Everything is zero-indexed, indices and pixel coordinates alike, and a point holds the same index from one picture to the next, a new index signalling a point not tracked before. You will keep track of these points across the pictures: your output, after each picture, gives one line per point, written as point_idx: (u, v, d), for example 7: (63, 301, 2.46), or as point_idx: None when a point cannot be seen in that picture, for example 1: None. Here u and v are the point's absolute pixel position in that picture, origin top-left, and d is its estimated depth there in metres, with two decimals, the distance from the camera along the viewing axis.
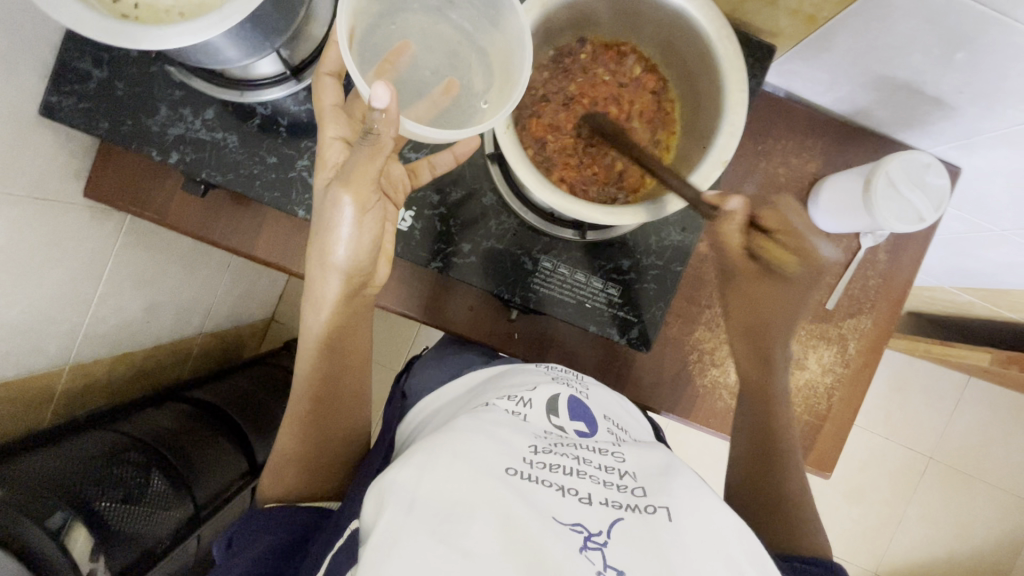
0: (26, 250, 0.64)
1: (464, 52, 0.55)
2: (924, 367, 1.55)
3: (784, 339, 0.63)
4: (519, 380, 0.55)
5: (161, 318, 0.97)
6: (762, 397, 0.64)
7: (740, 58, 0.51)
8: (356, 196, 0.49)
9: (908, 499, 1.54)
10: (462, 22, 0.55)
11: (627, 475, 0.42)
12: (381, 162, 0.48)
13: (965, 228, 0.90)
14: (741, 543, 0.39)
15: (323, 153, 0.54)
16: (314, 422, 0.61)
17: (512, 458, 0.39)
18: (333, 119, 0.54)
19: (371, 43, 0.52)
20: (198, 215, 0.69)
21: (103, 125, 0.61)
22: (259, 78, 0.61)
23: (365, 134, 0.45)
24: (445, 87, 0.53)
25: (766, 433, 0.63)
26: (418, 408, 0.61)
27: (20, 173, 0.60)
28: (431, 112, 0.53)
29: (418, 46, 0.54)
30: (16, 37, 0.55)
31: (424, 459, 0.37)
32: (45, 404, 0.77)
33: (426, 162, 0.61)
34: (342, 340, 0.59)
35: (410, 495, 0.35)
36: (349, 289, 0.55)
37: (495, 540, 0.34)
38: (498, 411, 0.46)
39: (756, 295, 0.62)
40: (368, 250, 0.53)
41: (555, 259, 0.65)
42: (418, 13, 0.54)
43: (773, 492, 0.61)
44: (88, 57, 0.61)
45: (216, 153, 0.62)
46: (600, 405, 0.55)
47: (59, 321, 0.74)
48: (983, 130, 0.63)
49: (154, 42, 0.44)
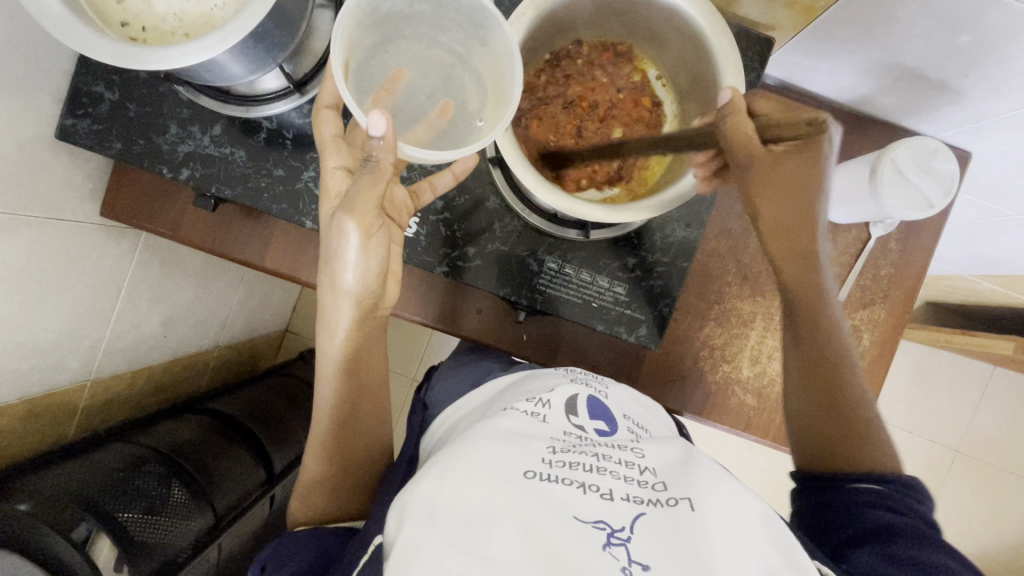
0: (48, 268, 0.66)
1: (457, 72, 0.56)
2: (947, 357, 1.52)
3: (804, 237, 0.53)
4: (537, 383, 0.55)
5: (178, 331, 0.99)
6: (807, 330, 0.56)
7: (737, 50, 0.50)
8: (359, 221, 0.51)
9: (936, 494, 1.51)
10: (454, 44, 0.55)
11: (648, 471, 0.42)
12: (382, 187, 0.50)
13: (980, 213, 0.88)
14: (768, 530, 0.38)
15: (325, 182, 0.55)
16: (340, 437, 0.61)
17: (530, 460, 0.40)
18: (334, 148, 0.55)
19: (365, 74, 0.53)
20: (210, 229, 0.71)
21: (116, 146, 0.63)
22: (265, 93, 0.62)
23: (366, 161, 0.48)
24: (440, 109, 0.54)
25: (818, 363, 0.56)
26: (444, 417, 0.60)
27: (39, 195, 0.62)
28: (429, 134, 0.54)
29: (412, 72, 0.55)
30: (32, 64, 0.57)
31: (444, 467, 0.38)
32: (69, 419, 0.80)
33: (428, 182, 0.60)
34: (361, 359, 0.59)
35: (430, 505, 0.36)
36: (360, 311, 0.56)
37: (517, 542, 0.34)
38: (517, 415, 0.47)
39: (780, 175, 0.50)
40: (375, 273, 0.54)
41: (560, 259, 0.65)
42: (410, 41, 0.55)
43: (829, 437, 0.55)
44: (100, 80, 0.63)
45: (224, 168, 0.64)
46: (619, 405, 0.55)
47: (80, 337, 0.76)
48: (992, 113, 0.62)
49: (162, 62, 0.46)
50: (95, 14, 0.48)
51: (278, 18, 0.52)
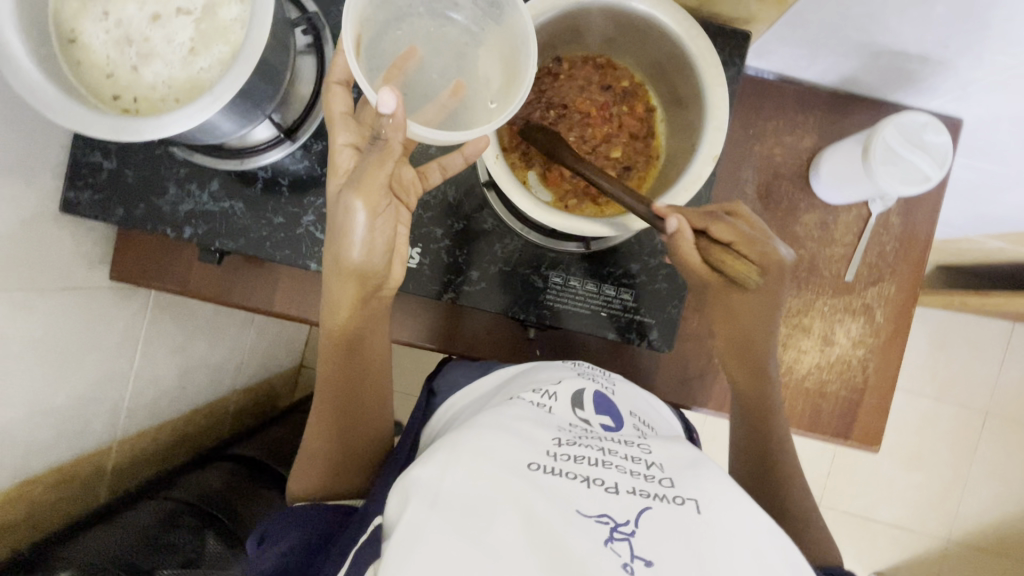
0: (65, 338, 0.68)
1: (470, 52, 0.55)
2: (966, 319, 1.49)
3: (761, 352, 0.64)
4: (546, 374, 0.55)
5: (196, 380, 0.99)
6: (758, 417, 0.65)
7: (714, 53, 0.50)
8: (366, 200, 0.51)
9: (970, 458, 1.50)
10: (468, 23, 0.54)
11: (655, 466, 0.41)
12: (390, 167, 0.51)
13: (979, 175, 0.88)
14: (773, 538, 0.38)
15: (335, 159, 0.55)
16: (340, 413, 0.60)
17: (535, 452, 0.40)
18: (343, 126, 0.56)
19: (378, 50, 0.53)
20: (216, 281, 0.73)
21: (118, 213, 0.65)
22: (257, 144, 0.63)
23: (375, 139, 0.49)
24: (453, 90, 0.54)
25: (758, 453, 0.64)
26: (447, 403, 0.58)
27: (50, 269, 0.64)
28: (440, 114, 0.54)
29: (425, 49, 0.54)
30: (30, 144, 0.59)
31: (447, 455, 0.38)
32: (99, 481, 0.81)
33: (438, 165, 0.60)
34: (361, 339, 0.60)
35: (432, 491, 0.36)
36: (362, 290, 0.56)
37: (518, 535, 0.35)
38: (523, 403, 0.46)
39: (736, 308, 0.62)
40: (382, 247, 0.55)
41: (565, 273, 0.65)
42: (424, 17, 0.54)
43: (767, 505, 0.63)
44: (97, 150, 0.64)
45: (225, 222, 0.65)
46: (627, 402, 0.54)
47: (102, 400, 0.77)
48: (976, 79, 0.61)
49: (155, 130, 0.47)
50: (89, 94, 0.50)
51: (261, 72, 0.53)
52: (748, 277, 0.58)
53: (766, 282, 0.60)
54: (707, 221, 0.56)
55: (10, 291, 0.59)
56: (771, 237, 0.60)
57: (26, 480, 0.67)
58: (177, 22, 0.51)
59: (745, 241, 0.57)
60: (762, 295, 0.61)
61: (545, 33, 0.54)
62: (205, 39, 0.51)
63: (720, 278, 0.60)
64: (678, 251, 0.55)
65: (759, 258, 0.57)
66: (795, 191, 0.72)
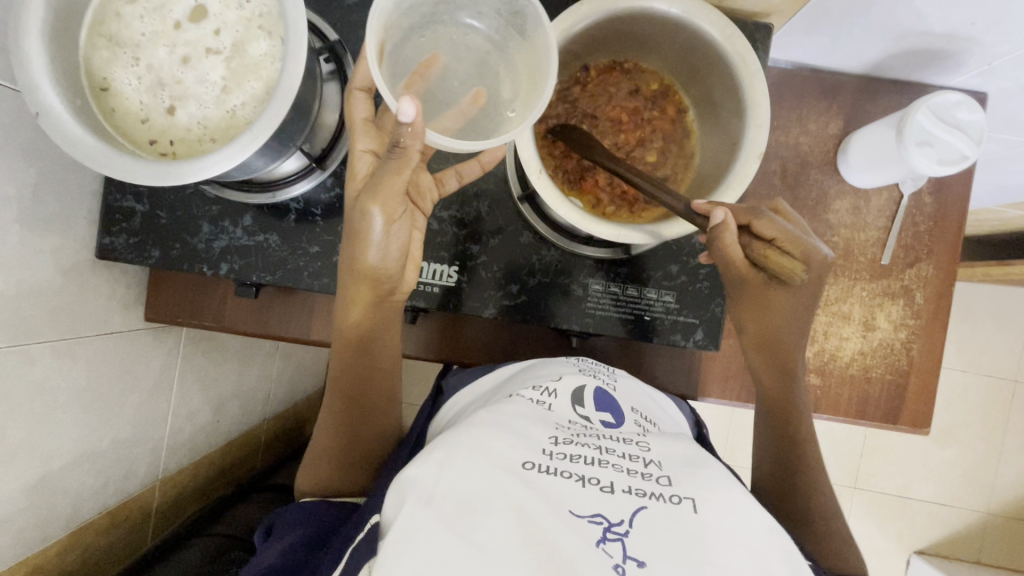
0: (107, 384, 0.68)
1: (493, 61, 0.54)
2: (989, 290, 1.48)
3: (792, 350, 0.61)
4: (546, 370, 0.55)
5: (229, 414, 0.99)
6: (789, 420, 0.63)
7: (752, 51, 0.50)
8: (383, 208, 0.52)
9: (1004, 429, 1.49)
10: (491, 31, 0.53)
11: (652, 464, 0.41)
12: (407, 175, 0.50)
13: (1002, 148, 0.87)
14: (771, 541, 0.38)
15: (354, 165, 0.55)
16: (348, 410, 0.60)
17: (530, 451, 0.40)
18: (363, 132, 0.55)
19: (400, 57, 0.52)
20: (252, 314, 0.73)
21: (154, 254, 0.65)
22: (287, 175, 0.63)
23: (393, 148, 0.48)
24: (472, 96, 0.52)
25: (789, 456, 0.63)
26: (456, 398, 0.59)
27: (89, 316, 0.64)
28: (459, 121, 0.53)
29: (447, 56, 0.53)
30: (64, 194, 0.59)
31: (444, 455, 0.38)
32: (145, 524, 0.81)
33: (454, 171, 0.60)
34: (371, 338, 0.59)
35: (429, 490, 0.37)
36: (373, 293, 0.57)
37: (510, 534, 0.35)
38: (523, 402, 0.46)
39: (772, 307, 0.59)
40: (395, 256, 0.55)
41: (604, 280, 0.65)
42: (448, 25, 0.53)
43: (799, 504, 0.61)
44: (128, 194, 0.64)
45: (260, 255, 0.65)
46: (628, 397, 0.53)
47: (144, 441, 0.77)
48: (1003, 53, 0.61)
49: (198, 173, 0.46)
50: (125, 141, 0.50)
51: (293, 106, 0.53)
52: (793, 274, 0.55)
53: (814, 278, 0.57)
54: (751, 218, 0.54)
55: (54, 343, 0.59)
56: (807, 233, 0.57)
57: (77, 528, 0.68)
58: (208, 62, 0.51)
59: (789, 237, 0.55)
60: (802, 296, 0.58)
61: (579, 41, 0.54)
62: (236, 77, 0.51)
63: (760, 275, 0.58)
64: (722, 245, 0.53)
65: (803, 256, 0.55)
66: (825, 178, 0.71)
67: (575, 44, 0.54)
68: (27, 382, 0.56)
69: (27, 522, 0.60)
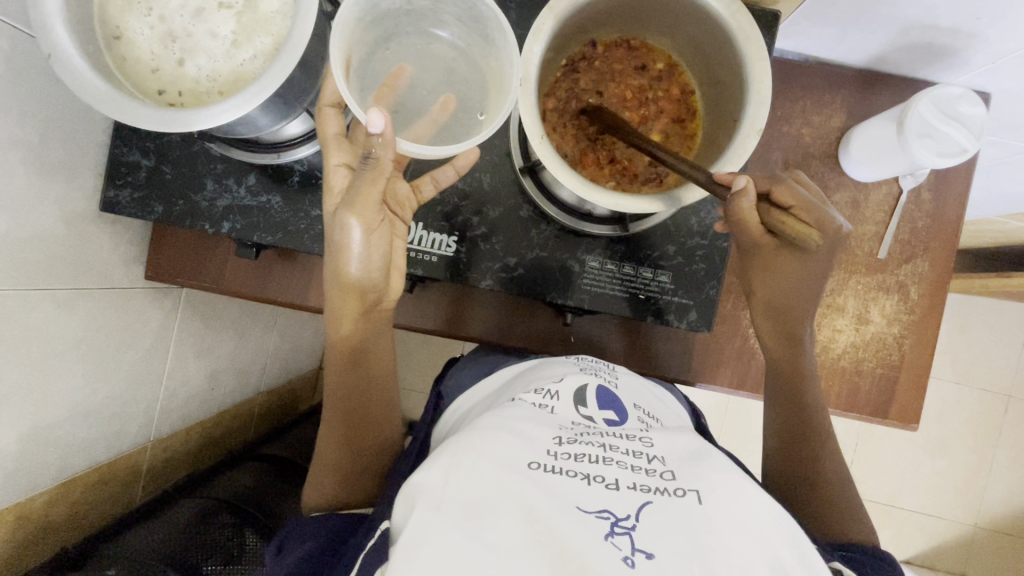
0: (105, 337, 0.68)
1: (460, 66, 0.55)
2: (986, 302, 1.49)
3: (800, 314, 0.62)
4: (547, 372, 0.55)
5: (225, 382, 0.99)
6: (796, 383, 0.64)
7: (756, 28, 0.50)
8: (361, 218, 0.51)
9: (994, 443, 1.50)
10: (455, 39, 0.55)
11: (656, 460, 0.42)
12: (383, 184, 0.50)
13: (1003, 154, 0.88)
14: (777, 528, 0.38)
15: (330, 180, 0.55)
16: (349, 420, 0.59)
17: (535, 451, 0.41)
18: (337, 147, 0.55)
19: (370, 70, 0.54)
20: (252, 277, 0.75)
21: (157, 209, 0.65)
22: (292, 138, 0.63)
23: (366, 159, 0.48)
24: (441, 104, 0.54)
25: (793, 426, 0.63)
26: (458, 403, 0.60)
27: (90, 268, 0.65)
28: (432, 129, 0.54)
29: (414, 65, 0.55)
30: (73, 143, 0.60)
31: (450, 460, 0.39)
32: (133, 483, 0.82)
33: (430, 176, 0.60)
34: (367, 349, 0.59)
35: (438, 494, 0.37)
36: (362, 305, 0.56)
37: (520, 531, 0.35)
38: (524, 405, 0.47)
39: (778, 271, 0.61)
40: (379, 263, 0.54)
41: (602, 258, 0.66)
42: (411, 36, 0.55)
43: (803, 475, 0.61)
44: (135, 148, 0.65)
45: (263, 216, 0.66)
46: (630, 395, 0.54)
47: (138, 401, 0.77)
48: (1007, 52, 0.61)
49: (203, 122, 0.47)
50: (135, 90, 0.51)
51: (301, 65, 0.53)
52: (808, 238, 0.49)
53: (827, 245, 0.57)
54: (772, 185, 0.57)
55: (55, 290, 0.60)
56: (822, 203, 0.58)
57: (68, 480, 0.68)
58: (219, 16, 0.51)
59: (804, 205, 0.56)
60: (810, 262, 0.59)
61: (585, 13, 0.54)
62: (247, 32, 0.51)
63: (771, 241, 0.59)
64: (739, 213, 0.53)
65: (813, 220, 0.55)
66: (825, 169, 0.72)
67: (580, 16, 0.54)
68: (26, 327, 0.57)
69: (20, 468, 0.60)
